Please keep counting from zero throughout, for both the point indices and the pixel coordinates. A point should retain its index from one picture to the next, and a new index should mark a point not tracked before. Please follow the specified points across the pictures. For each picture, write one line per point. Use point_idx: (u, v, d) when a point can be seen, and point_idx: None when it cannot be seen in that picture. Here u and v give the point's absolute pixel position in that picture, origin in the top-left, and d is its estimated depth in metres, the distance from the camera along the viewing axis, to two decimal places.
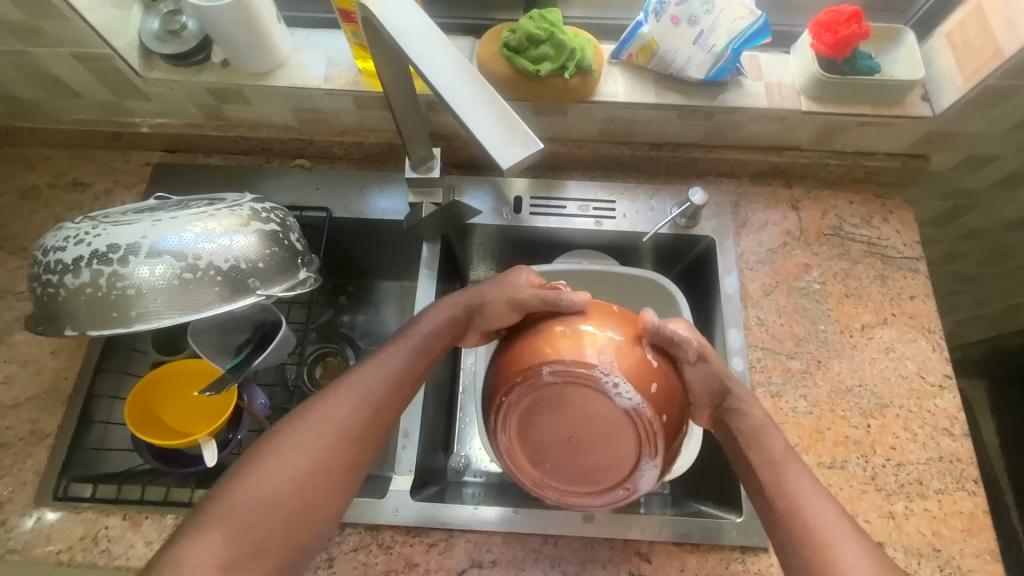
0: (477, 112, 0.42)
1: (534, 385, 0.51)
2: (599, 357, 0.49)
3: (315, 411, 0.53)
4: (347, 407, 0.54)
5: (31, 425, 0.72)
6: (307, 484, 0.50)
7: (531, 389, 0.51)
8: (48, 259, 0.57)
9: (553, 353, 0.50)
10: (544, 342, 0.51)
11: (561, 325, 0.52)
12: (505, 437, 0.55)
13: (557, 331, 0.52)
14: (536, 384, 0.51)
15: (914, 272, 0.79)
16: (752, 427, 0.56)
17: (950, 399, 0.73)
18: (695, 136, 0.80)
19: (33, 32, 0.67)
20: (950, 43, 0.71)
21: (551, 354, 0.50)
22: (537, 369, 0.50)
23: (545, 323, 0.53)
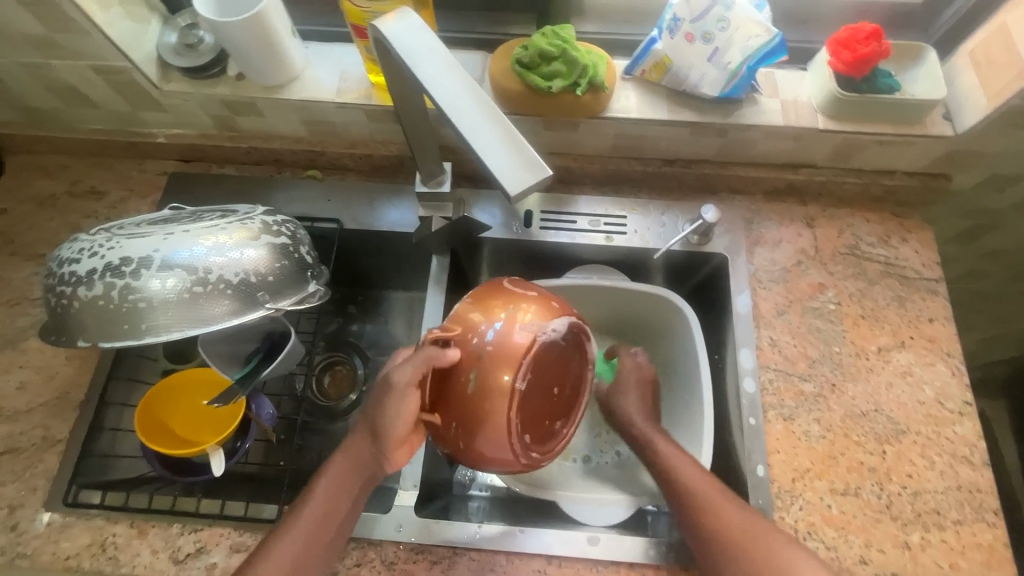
0: (485, 135, 0.42)
1: (517, 393, 0.54)
2: (534, 330, 0.55)
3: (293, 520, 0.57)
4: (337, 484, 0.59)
5: (43, 431, 0.73)
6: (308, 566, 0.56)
7: (519, 397, 0.54)
8: (62, 271, 0.57)
9: (497, 364, 0.54)
10: (483, 368, 0.54)
11: (474, 350, 0.55)
12: (536, 444, 0.58)
13: (484, 357, 0.54)
14: (514, 391, 0.54)
15: (933, 294, 0.77)
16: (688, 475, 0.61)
17: (969, 426, 0.71)
18: (708, 152, 0.79)
19: (53, 45, 0.69)
20: (973, 62, 0.70)
21: (504, 364, 0.54)
22: (508, 381, 0.54)
23: (462, 361, 0.55)
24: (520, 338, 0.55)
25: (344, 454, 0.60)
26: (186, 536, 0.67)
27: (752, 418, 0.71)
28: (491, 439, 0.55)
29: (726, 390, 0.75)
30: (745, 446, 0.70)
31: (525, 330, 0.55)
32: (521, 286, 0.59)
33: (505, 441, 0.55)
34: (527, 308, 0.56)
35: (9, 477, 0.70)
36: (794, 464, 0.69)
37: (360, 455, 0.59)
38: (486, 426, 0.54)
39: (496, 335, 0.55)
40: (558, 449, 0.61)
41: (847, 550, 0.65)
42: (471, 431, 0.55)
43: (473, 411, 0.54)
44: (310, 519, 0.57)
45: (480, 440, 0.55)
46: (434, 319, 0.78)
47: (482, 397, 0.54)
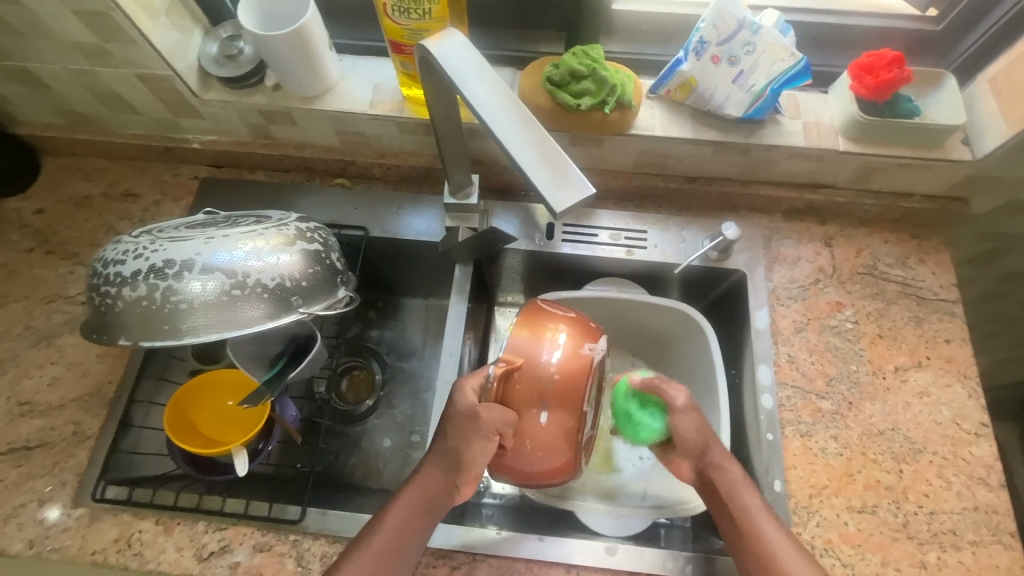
0: (529, 153, 0.44)
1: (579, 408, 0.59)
2: (586, 354, 0.60)
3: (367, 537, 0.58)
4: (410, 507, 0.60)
5: (74, 427, 0.74)
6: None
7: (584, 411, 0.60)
8: (107, 271, 0.59)
9: (556, 386, 0.58)
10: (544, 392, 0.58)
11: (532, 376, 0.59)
12: (586, 449, 0.65)
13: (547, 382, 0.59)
14: (578, 405, 0.59)
15: (950, 316, 0.78)
16: (728, 483, 0.60)
17: (987, 448, 0.71)
18: (729, 170, 0.80)
19: (102, 54, 0.71)
20: (994, 89, 0.71)
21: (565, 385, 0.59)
22: (571, 398, 0.59)
23: (527, 388, 0.59)
24: (573, 359, 0.59)
25: (414, 485, 0.61)
26: (211, 534, 0.69)
27: (769, 433, 0.72)
28: (556, 456, 0.60)
29: (744, 404, 0.76)
30: (762, 461, 0.71)
31: (576, 350, 0.60)
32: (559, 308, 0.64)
33: (570, 450, 0.60)
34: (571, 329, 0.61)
35: (41, 470, 0.72)
36: (812, 481, 0.70)
37: (433, 487, 0.61)
38: (554, 443, 0.60)
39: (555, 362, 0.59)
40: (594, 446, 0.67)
41: (864, 567, 0.66)
42: (541, 450, 0.60)
43: (541, 432, 0.59)
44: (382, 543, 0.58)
45: (549, 456, 0.60)
46: (458, 328, 0.79)
47: (548, 419, 0.59)
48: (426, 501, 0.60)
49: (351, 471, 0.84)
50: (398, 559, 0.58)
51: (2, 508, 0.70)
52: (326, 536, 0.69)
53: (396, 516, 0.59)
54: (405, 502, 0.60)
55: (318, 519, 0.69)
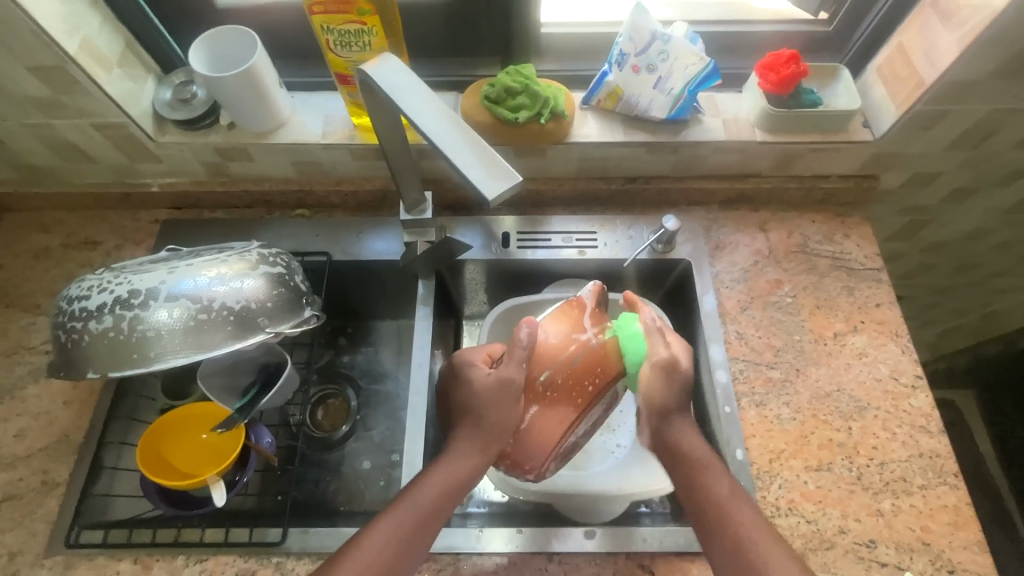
0: (463, 154, 0.49)
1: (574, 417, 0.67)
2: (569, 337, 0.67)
3: (403, 500, 0.60)
4: (446, 479, 0.62)
5: (42, 476, 0.74)
6: (393, 559, 0.57)
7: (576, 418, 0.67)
8: (72, 307, 0.61)
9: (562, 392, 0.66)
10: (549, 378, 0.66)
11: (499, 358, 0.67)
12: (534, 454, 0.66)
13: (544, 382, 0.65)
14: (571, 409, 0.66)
15: (878, 282, 0.85)
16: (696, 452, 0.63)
17: (924, 398, 0.77)
18: (664, 169, 0.87)
19: (57, 106, 0.74)
20: (882, 76, 0.80)
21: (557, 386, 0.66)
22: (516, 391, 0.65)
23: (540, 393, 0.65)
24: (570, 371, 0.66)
25: (447, 462, 0.63)
26: (191, 567, 0.68)
27: (726, 406, 0.76)
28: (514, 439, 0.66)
29: (702, 383, 0.81)
30: (723, 433, 0.75)
31: (601, 347, 0.67)
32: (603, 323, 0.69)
33: (545, 459, 0.66)
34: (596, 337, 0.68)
35: (9, 524, 0.71)
36: (770, 446, 0.74)
37: (462, 470, 0.62)
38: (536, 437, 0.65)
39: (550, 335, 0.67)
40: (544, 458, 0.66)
41: (827, 522, 0.70)
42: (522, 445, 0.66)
43: (532, 425, 0.65)
44: (412, 514, 0.59)
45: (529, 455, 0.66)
46: (425, 339, 0.82)
47: (536, 419, 0.65)
48: (454, 483, 0.62)
49: (332, 496, 0.84)
50: (420, 534, 0.59)
51: None
52: (308, 554, 0.69)
53: (427, 490, 0.61)
54: (437, 480, 0.62)
55: (300, 538, 0.70)
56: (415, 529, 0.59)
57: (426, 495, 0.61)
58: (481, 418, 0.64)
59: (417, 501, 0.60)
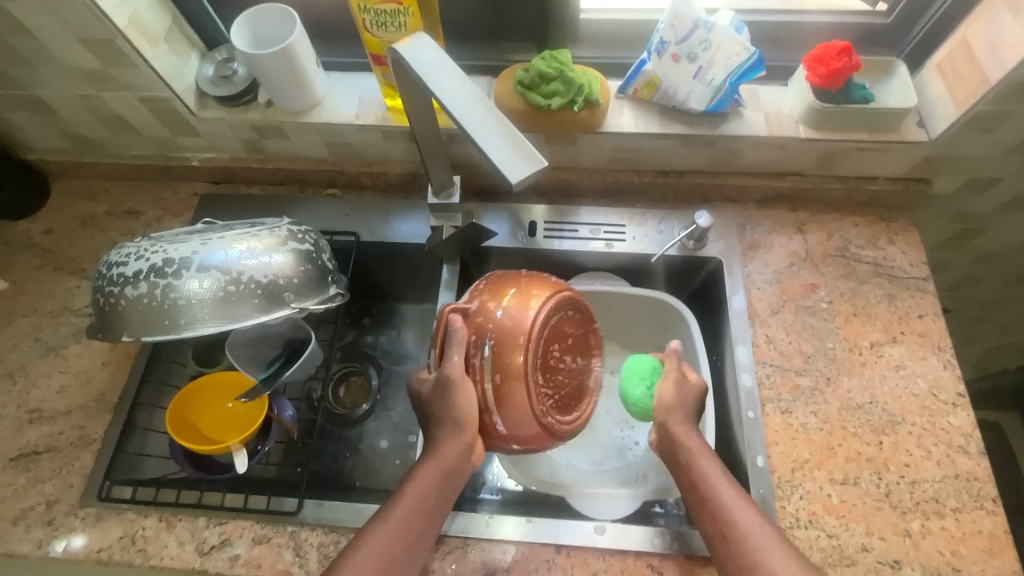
0: (490, 137, 0.48)
1: (532, 385, 0.60)
2: (534, 311, 0.61)
3: (393, 503, 0.58)
4: (429, 476, 0.60)
5: (80, 431, 0.78)
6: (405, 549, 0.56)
7: (535, 389, 0.60)
8: (111, 273, 0.64)
9: (519, 366, 0.59)
10: (508, 363, 0.59)
11: (463, 345, 0.61)
12: (547, 424, 0.61)
13: (490, 353, 0.60)
14: (527, 380, 0.59)
15: (922, 292, 0.81)
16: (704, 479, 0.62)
17: (964, 417, 0.73)
18: (699, 163, 0.84)
19: (105, 78, 0.77)
20: (941, 73, 0.75)
21: (510, 361, 0.59)
22: (489, 371, 0.60)
23: (509, 371, 0.59)
24: (529, 351, 0.60)
25: (433, 456, 0.61)
26: (211, 528, 0.71)
27: (750, 411, 0.74)
28: (519, 420, 0.60)
29: (726, 385, 0.78)
30: (744, 438, 0.73)
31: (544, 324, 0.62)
32: (561, 312, 0.64)
33: (540, 425, 0.60)
34: (549, 316, 0.62)
35: (48, 474, 0.75)
36: (793, 455, 0.71)
37: (451, 457, 0.60)
38: (528, 412, 0.60)
39: (511, 316, 0.61)
40: (534, 436, 0.61)
41: (848, 537, 0.67)
42: (514, 417, 0.60)
43: (524, 403, 0.60)
44: (411, 505, 0.58)
45: (516, 430, 0.61)
46: None
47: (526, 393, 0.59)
48: (446, 470, 0.60)
49: (349, 471, 0.86)
50: (428, 515, 0.59)
51: (11, 511, 0.73)
52: (322, 526, 0.71)
53: (414, 489, 0.59)
54: (425, 471, 0.60)
55: (314, 510, 0.71)
56: (407, 529, 0.57)
57: (414, 495, 0.59)
58: (448, 414, 0.61)
59: (407, 498, 0.59)
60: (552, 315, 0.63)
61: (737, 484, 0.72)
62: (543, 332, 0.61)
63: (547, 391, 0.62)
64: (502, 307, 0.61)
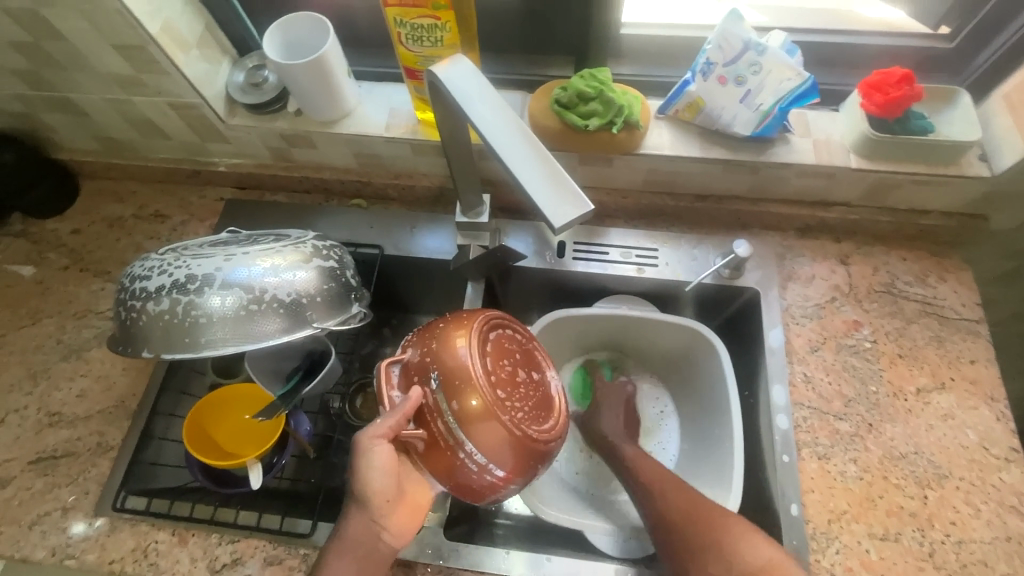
0: (531, 171, 0.46)
1: (495, 405, 0.52)
2: (470, 333, 0.55)
3: None
4: (345, 562, 0.54)
5: (98, 438, 0.77)
6: None
7: (502, 410, 0.52)
8: (133, 286, 0.63)
9: (477, 389, 0.52)
10: (459, 390, 0.52)
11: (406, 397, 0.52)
12: (530, 442, 0.53)
13: (439, 389, 0.52)
14: (487, 402, 0.52)
15: (974, 335, 0.76)
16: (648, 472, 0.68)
17: (1017, 474, 0.68)
18: (739, 189, 0.80)
19: (136, 83, 0.76)
20: (1009, 106, 0.70)
21: (463, 389, 0.52)
22: (440, 414, 0.52)
23: (463, 405, 0.51)
24: (479, 372, 0.53)
25: (344, 540, 0.55)
26: (223, 546, 0.70)
27: (785, 455, 0.70)
28: (499, 455, 0.52)
29: (759, 424, 0.75)
30: (778, 484, 0.69)
31: (484, 342, 0.55)
32: (497, 328, 0.58)
33: (520, 444, 0.53)
34: (485, 333, 0.56)
35: (65, 479, 0.75)
36: (830, 505, 0.68)
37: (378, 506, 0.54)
38: (505, 442, 0.52)
39: (448, 345, 0.54)
40: (522, 458, 0.53)
41: None
42: (491, 454, 0.52)
43: (493, 431, 0.51)
44: (354, 556, 0.55)
45: (496, 461, 0.52)
46: None
47: (489, 421, 0.51)
48: (364, 550, 0.55)
49: None
50: (376, 558, 0.55)
51: (27, 516, 0.73)
52: None
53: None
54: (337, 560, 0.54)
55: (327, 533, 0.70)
56: None
57: None
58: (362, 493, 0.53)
59: None
60: (490, 332, 0.57)
61: (767, 532, 0.69)
62: (488, 350, 0.55)
63: (517, 406, 0.54)
64: (438, 339, 0.55)
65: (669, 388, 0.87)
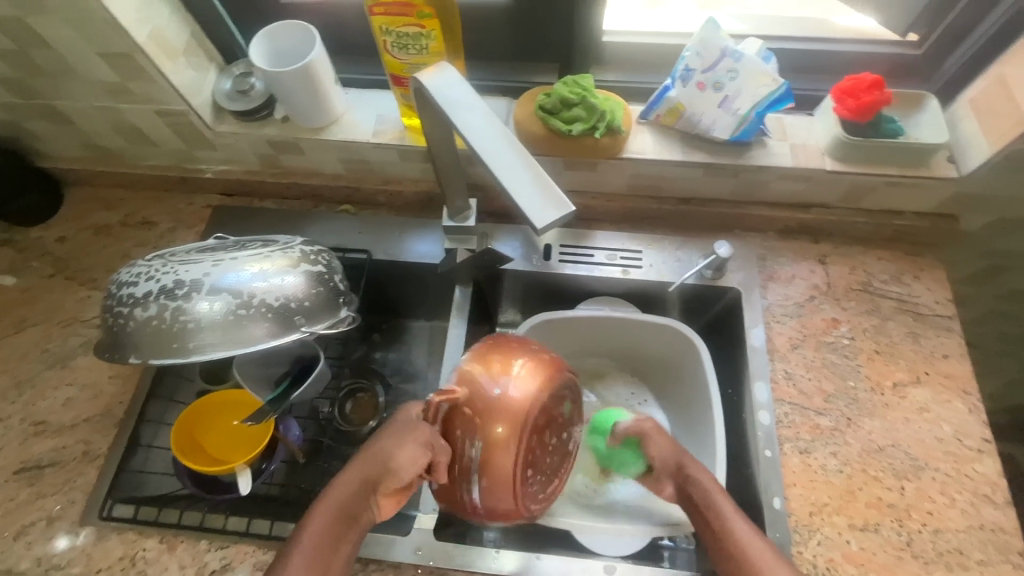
0: (515, 175, 0.47)
1: (520, 458, 0.54)
2: (537, 388, 0.55)
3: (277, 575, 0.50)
4: (319, 545, 0.51)
5: (85, 446, 0.77)
6: None
7: (520, 465, 0.55)
8: (120, 292, 0.63)
9: (511, 439, 0.54)
10: (496, 428, 0.53)
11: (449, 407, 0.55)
12: (522, 494, 0.55)
13: (482, 428, 0.54)
14: (514, 452, 0.54)
15: (948, 331, 0.78)
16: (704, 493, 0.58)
17: (991, 465, 0.70)
18: (721, 191, 0.83)
19: (124, 91, 0.77)
20: (975, 110, 0.73)
21: (502, 438, 0.53)
22: (469, 440, 0.54)
23: (491, 447, 0.53)
24: (523, 428, 0.54)
25: (326, 518, 0.52)
26: (213, 552, 0.70)
27: (768, 450, 0.72)
28: (496, 495, 0.54)
29: (743, 421, 0.76)
30: (762, 479, 0.70)
31: (544, 401, 0.56)
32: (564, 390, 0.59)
33: (514, 497, 0.55)
34: (550, 394, 0.57)
35: (51, 488, 0.74)
36: (812, 498, 0.69)
37: (348, 495, 0.53)
38: (504, 487, 0.54)
39: (511, 388, 0.55)
40: (507, 506, 0.55)
41: None
42: (489, 490, 0.54)
43: (503, 477, 0.54)
44: (308, 560, 0.50)
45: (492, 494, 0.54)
46: (458, 348, 0.80)
47: (506, 466, 0.54)
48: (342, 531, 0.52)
49: None
50: (331, 565, 0.51)
51: (12, 526, 0.72)
52: None
53: (297, 560, 0.50)
54: (310, 542, 0.51)
55: None
56: None
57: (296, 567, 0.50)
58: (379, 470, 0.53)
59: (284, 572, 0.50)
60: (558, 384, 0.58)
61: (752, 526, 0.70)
62: (544, 408, 0.56)
63: (534, 465, 0.56)
64: (502, 377, 0.55)
65: (655, 388, 0.87)
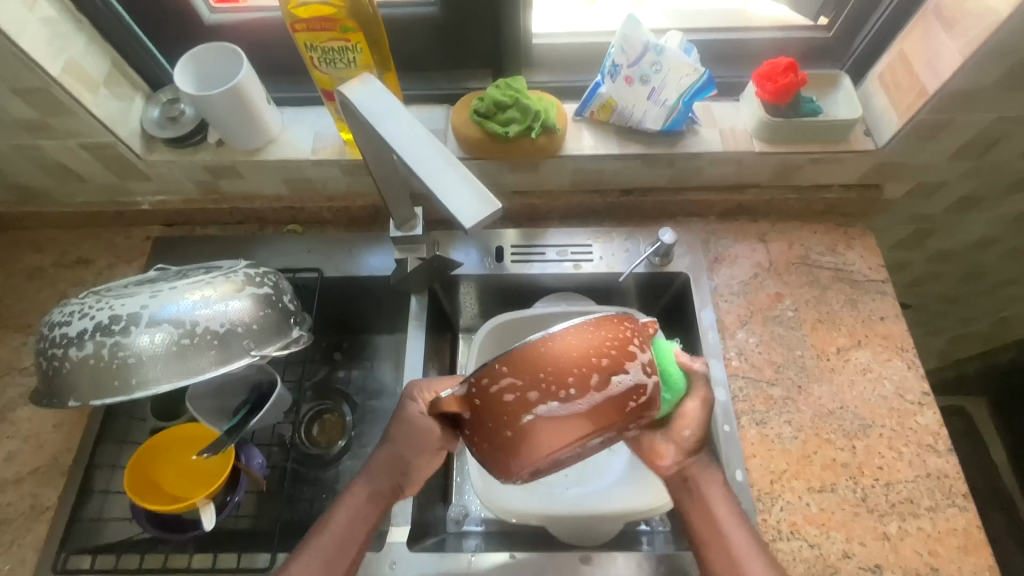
0: (445, 179, 0.47)
1: (564, 401, 0.43)
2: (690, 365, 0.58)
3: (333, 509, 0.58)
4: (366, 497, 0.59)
5: (31, 500, 0.73)
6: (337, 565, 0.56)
7: (569, 406, 0.43)
8: (53, 334, 0.61)
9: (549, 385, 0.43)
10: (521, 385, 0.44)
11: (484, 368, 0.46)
12: (568, 444, 0.44)
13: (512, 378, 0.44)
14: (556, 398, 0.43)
15: (882, 294, 0.83)
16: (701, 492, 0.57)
17: (931, 416, 0.74)
18: (660, 181, 0.85)
19: (43, 127, 0.74)
20: (883, 85, 0.78)
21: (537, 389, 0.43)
22: (505, 404, 0.44)
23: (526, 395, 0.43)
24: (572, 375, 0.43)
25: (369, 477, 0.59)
26: None
27: (726, 425, 0.74)
28: (526, 449, 0.44)
29: None
30: (722, 455, 0.72)
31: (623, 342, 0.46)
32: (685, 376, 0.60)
33: (551, 452, 0.44)
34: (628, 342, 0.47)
35: None
36: (771, 467, 0.72)
37: (371, 498, 0.59)
38: (534, 442, 0.44)
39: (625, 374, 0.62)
40: (544, 461, 0.45)
41: (830, 546, 0.67)
42: (512, 446, 0.45)
43: (531, 432, 0.44)
44: (333, 540, 0.56)
45: (514, 457, 0.45)
46: (417, 357, 0.80)
47: (539, 421, 0.44)
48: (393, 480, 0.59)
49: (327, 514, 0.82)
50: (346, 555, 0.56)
51: None
52: None
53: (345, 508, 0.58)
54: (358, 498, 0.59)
55: None
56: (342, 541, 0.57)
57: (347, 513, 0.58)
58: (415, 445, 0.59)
59: (336, 517, 0.58)
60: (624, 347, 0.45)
61: None
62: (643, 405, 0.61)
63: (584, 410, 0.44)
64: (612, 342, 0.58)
65: None
